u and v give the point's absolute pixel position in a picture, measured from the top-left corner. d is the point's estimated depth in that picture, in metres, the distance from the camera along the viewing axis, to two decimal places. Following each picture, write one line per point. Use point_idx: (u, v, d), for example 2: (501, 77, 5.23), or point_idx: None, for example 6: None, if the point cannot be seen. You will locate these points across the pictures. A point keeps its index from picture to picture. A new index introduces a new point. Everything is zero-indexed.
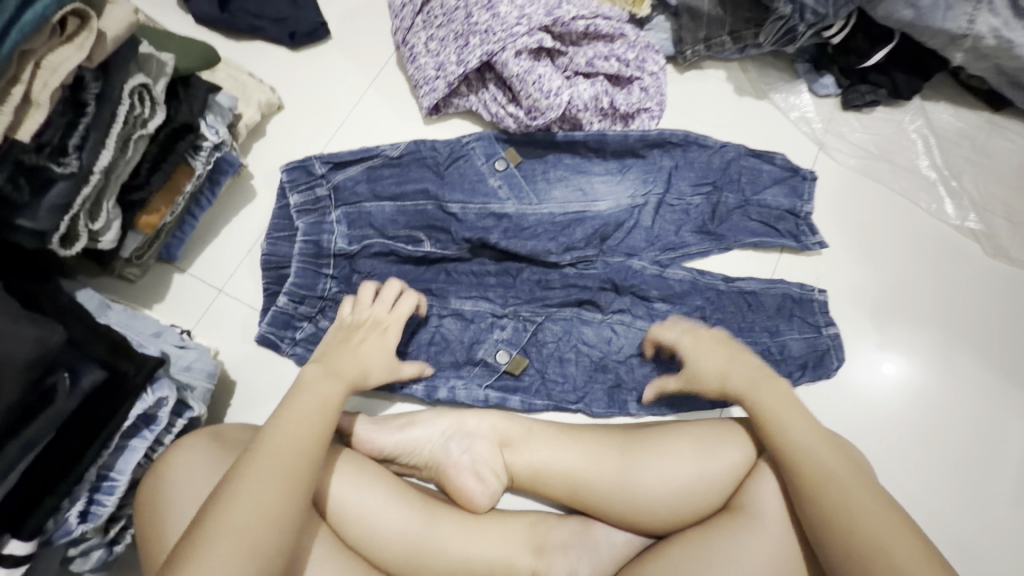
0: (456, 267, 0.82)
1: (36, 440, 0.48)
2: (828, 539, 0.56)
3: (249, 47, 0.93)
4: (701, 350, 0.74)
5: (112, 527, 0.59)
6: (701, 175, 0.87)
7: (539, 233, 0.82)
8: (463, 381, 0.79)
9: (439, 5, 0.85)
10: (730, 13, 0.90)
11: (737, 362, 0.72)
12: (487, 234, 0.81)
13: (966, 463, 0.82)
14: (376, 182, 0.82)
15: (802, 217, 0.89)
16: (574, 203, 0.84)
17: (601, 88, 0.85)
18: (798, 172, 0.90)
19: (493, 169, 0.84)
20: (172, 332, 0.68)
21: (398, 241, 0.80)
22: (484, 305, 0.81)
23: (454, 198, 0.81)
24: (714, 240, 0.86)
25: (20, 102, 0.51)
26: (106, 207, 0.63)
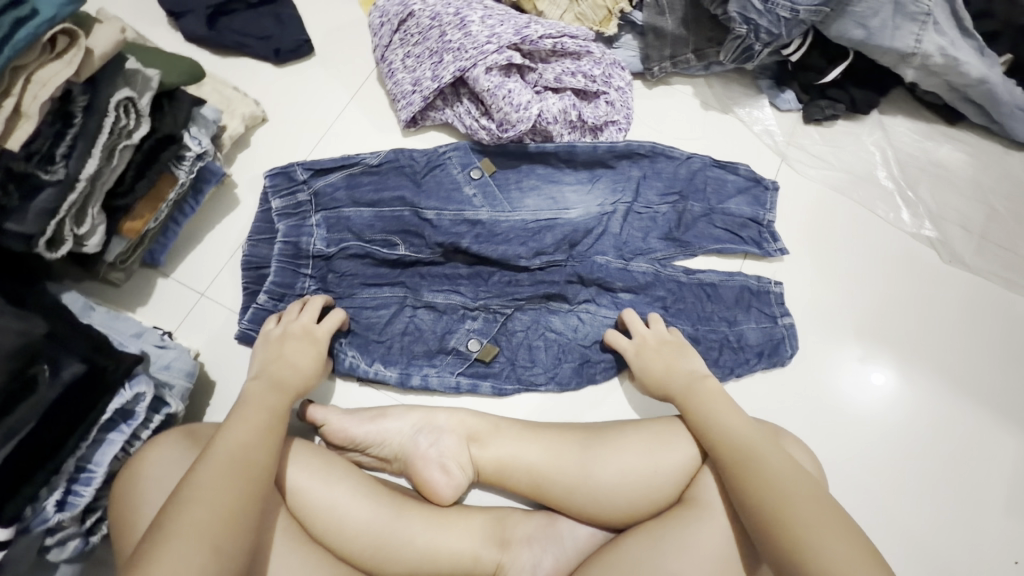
0: (429, 270, 0.85)
1: (18, 427, 0.51)
2: (754, 520, 0.60)
3: (235, 62, 0.97)
4: (659, 355, 0.79)
5: (89, 517, 0.61)
6: (666, 186, 0.91)
7: (511, 238, 0.86)
8: (436, 369, 0.82)
9: (415, 24, 0.89)
10: (693, 33, 0.94)
11: (676, 367, 0.77)
12: (460, 239, 0.84)
13: (927, 464, 0.85)
14: (355, 189, 0.85)
15: (764, 225, 0.93)
16: (545, 211, 0.88)
17: (570, 103, 0.90)
18: (761, 182, 0.95)
19: (468, 177, 0.87)
20: (153, 333, 0.71)
21: (374, 244, 0.84)
22: (456, 299, 0.85)
23: (430, 205, 0.85)
24: (680, 246, 0.90)
25: (11, 114, 0.55)
26: (92, 213, 0.66)
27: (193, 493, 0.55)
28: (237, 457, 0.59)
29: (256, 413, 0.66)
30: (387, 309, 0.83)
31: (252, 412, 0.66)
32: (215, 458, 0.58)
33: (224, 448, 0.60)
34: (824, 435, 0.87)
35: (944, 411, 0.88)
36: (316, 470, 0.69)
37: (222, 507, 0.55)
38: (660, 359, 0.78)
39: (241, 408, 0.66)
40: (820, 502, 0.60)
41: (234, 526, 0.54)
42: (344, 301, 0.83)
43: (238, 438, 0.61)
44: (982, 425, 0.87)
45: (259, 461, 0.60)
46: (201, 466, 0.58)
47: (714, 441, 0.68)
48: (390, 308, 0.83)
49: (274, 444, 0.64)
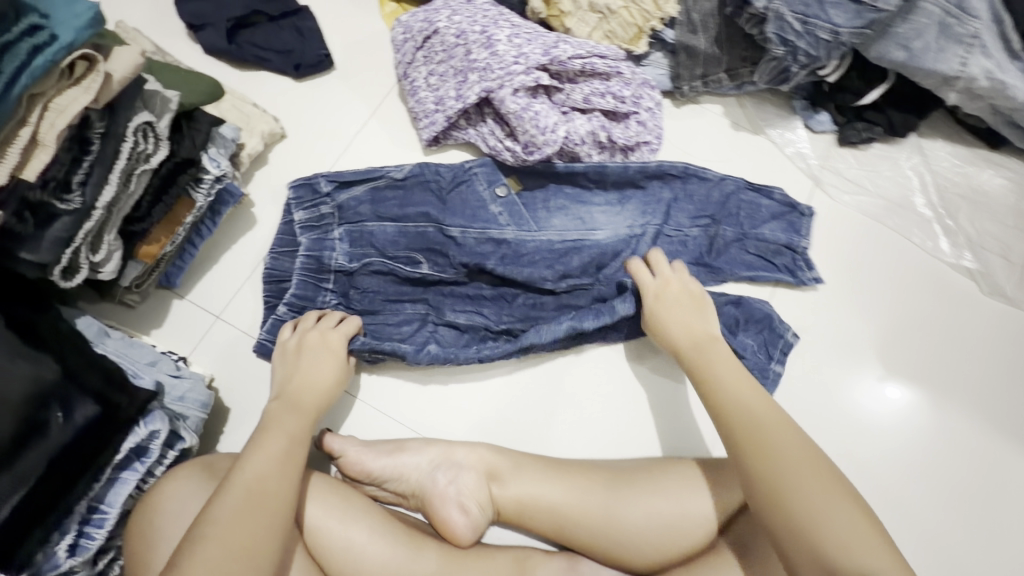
0: (452, 290, 0.83)
1: (30, 473, 0.49)
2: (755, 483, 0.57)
3: (255, 76, 0.95)
4: (676, 314, 0.76)
5: (101, 558, 0.59)
6: (697, 209, 0.88)
7: (537, 260, 0.83)
8: (444, 343, 0.82)
9: (439, 41, 0.87)
10: (726, 52, 0.91)
11: (689, 319, 0.75)
12: (485, 260, 0.82)
13: (951, 497, 0.82)
14: (380, 204, 0.83)
15: (800, 252, 0.89)
16: (572, 232, 0.85)
17: (598, 124, 0.87)
18: (796, 208, 0.91)
19: (494, 195, 0.85)
20: (168, 361, 0.69)
21: (397, 261, 0.81)
22: (478, 319, 0.83)
23: (454, 223, 0.83)
24: (710, 272, 0.87)
25: (28, 143, 0.53)
26: (108, 240, 0.65)
27: (204, 533, 0.53)
28: (254, 494, 0.57)
29: (278, 443, 0.63)
30: (411, 325, 0.81)
31: (274, 442, 0.63)
32: (233, 496, 0.56)
33: (240, 482, 0.58)
34: (842, 451, 0.85)
35: (975, 443, 0.85)
36: (333, 508, 0.67)
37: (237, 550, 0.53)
38: (677, 311, 0.75)
39: (263, 434, 0.64)
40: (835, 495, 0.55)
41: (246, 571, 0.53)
42: (367, 319, 0.81)
43: (258, 473, 0.59)
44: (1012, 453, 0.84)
45: (278, 499, 0.58)
46: (220, 502, 0.56)
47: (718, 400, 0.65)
48: (412, 325, 0.81)
49: (294, 481, 0.61)
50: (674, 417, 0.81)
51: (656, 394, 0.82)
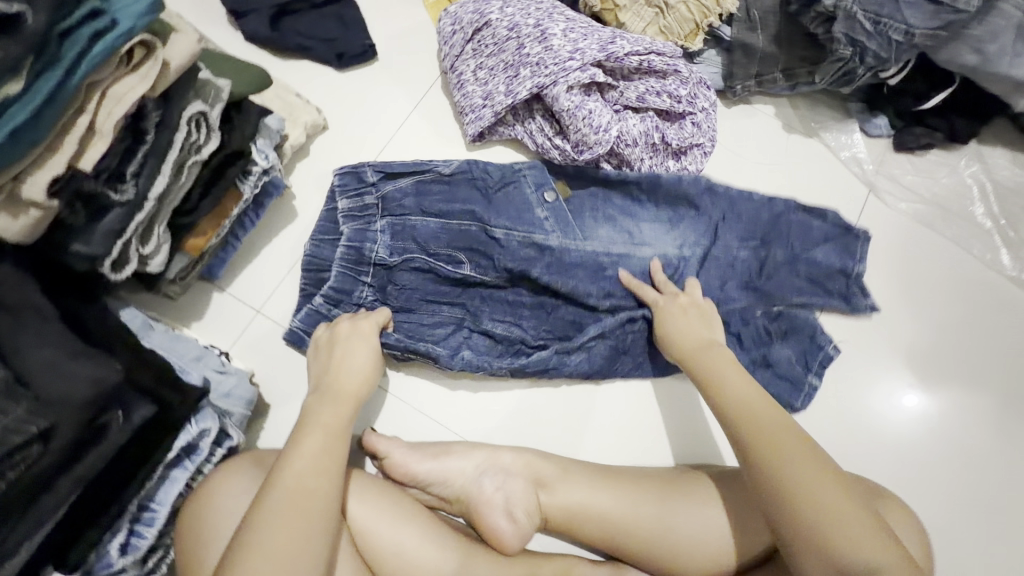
0: (492, 293, 0.81)
1: (87, 475, 0.45)
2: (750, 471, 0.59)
3: (296, 66, 0.92)
4: (681, 319, 0.76)
5: (150, 557, 0.57)
6: (748, 229, 0.85)
7: (581, 272, 0.81)
8: (477, 350, 0.80)
9: (490, 34, 0.84)
10: (785, 51, 0.88)
11: (692, 329, 0.75)
12: (530, 266, 0.79)
13: (1000, 517, 0.81)
14: (424, 197, 0.80)
15: (853, 277, 0.86)
16: (619, 244, 0.82)
17: (652, 124, 0.84)
18: (851, 231, 0.87)
19: (541, 199, 0.82)
20: (213, 356, 0.68)
21: (439, 259, 0.79)
22: (516, 332, 0.80)
23: (500, 223, 0.79)
24: (761, 296, 0.84)
25: (85, 131, 0.51)
26: (158, 232, 0.63)
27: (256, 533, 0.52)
28: (297, 493, 0.55)
29: (318, 438, 0.61)
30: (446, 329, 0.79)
31: (314, 438, 0.61)
32: (278, 495, 0.55)
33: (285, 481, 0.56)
34: (892, 471, 0.82)
35: (1013, 460, 0.83)
36: (382, 512, 0.66)
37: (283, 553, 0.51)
38: (682, 320, 0.76)
39: (301, 430, 0.62)
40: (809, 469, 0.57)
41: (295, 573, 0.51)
42: (401, 316, 0.79)
43: (300, 471, 0.57)
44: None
45: (322, 499, 0.56)
46: (264, 502, 0.54)
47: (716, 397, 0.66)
48: (448, 329, 0.80)
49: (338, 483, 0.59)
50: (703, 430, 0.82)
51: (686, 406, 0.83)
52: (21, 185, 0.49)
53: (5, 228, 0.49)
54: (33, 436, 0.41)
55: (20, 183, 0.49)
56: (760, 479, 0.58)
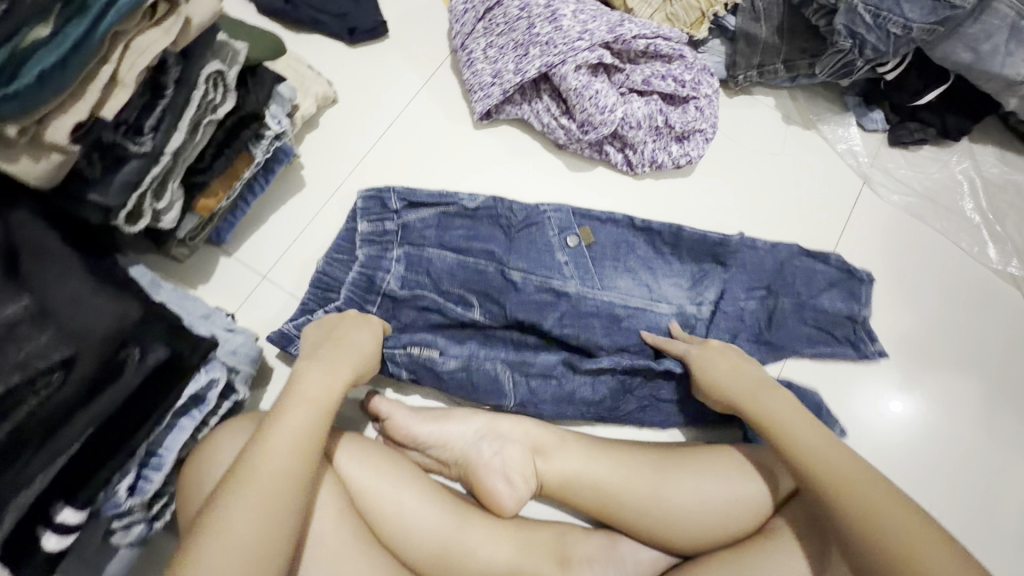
0: (495, 332, 0.79)
1: (101, 416, 0.49)
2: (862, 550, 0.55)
3: (308, 39, 0.93)
4: (715, 357, 0.74)
5: (156, 503, 0.58)
6: (762, 283, 0.83)
7: (596, 323, 0.79)
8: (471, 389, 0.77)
9: (501, 13, 0.86)
10: (786, 42, 0.90)
11: (738, 376, 0.72)
12: (542, 314, 0.78)
13: (988, 501, 0.83)
14: (445, 232, 0.80)
15: (859, 323, 0.85)
16: (636, 297, 0.81)
17: (656, 108, 0.86)
18: (855, 274, 0.86)
19: (563, 243, 0.81)
20: (221, 315, 0.69)
21: (450, 299, 0.78)
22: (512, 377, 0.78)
23: (517, 266, 0.79)
24: (769, 347, 0.83)
25: (107, 81, 0.52)
26: (172, 187, 0.64)
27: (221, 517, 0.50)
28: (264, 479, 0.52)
29: (298, 422, 0.57)
30: (457, 359, 0.77)
31: (292, 419, 0.58)
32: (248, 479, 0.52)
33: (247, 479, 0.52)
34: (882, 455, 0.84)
35: (997, 446, 0.85)
36: (384, 472, 0.67)
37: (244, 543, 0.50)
38: (721, 363, 0.73)
39: (280, 409, 0.58)
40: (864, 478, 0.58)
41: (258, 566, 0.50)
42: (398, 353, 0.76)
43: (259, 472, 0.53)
44: (1019, 455, 0.85)
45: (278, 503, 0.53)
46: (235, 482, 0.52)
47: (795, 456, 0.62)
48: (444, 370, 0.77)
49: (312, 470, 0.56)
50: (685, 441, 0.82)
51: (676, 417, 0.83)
52: (43, 130, 0.50)
53: (29, 170, 0.51)
54: None
55: (43, 128, 0.50)
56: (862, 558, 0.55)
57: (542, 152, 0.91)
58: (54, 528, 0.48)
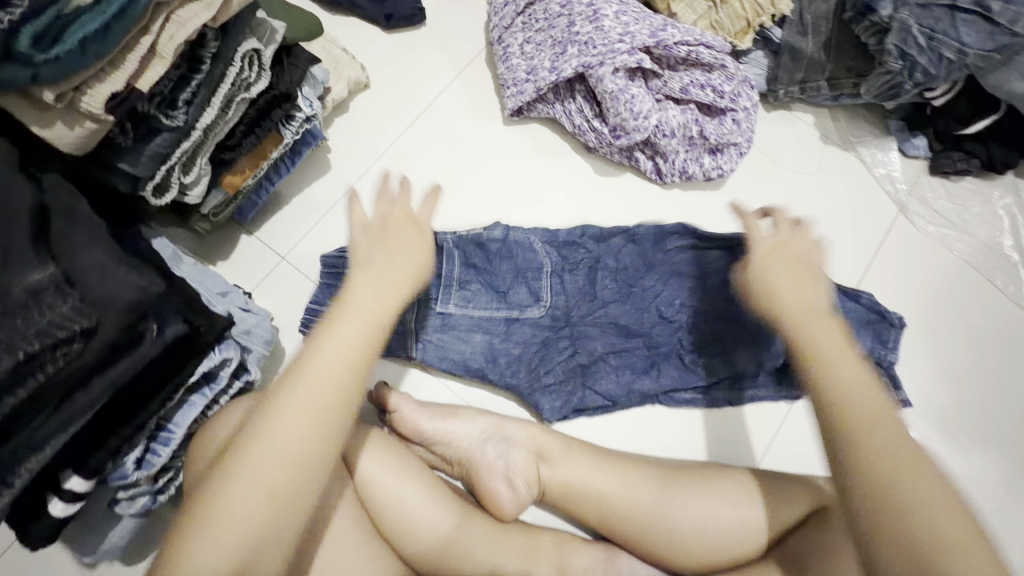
0: (523, 263, 0.80)
1: (119, 382, 0.45)
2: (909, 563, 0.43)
3: (344, 22, 0.92)
4: (778, 262, 0.60)
5: (161, 476, 0.59)
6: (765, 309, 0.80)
7: (582, 306, 0.80)
8: (530, 290, 0.79)
9: (543, 9, 0.85)
10: (833, 59, 0.87)
11: (820, 308, 0.57)
12: (549, 267, 0.80)
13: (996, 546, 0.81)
14: (464, 251, 0.79)
15: (886, 367, 0.81)
16: (600, 277, 0.81)
17: (692, 117, 0.84)
18: (886, 316, 0.82)
19: (543, 238, 0.82)
20: (238, 294, 0.69)
21: (478, 267, 0.79)
22: (556, 283, 0.80)
23: (519, 239, 0.81)
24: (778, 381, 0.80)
25: (147, 52, 0.52)
26: (200, 163, 0.64)
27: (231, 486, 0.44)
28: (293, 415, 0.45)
29: (343, 354, 0.48)
30: (496, 228, 0.81)
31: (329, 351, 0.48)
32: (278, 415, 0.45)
33: (266, 452, 0.44)
34: None
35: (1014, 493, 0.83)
36: (389, 466, 0.67)
37: (269, 485, 0.44)
38: (786, 274, 0.59)
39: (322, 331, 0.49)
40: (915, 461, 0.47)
41: (267, 531, 0.44)
42: (457, 317, 0.77)
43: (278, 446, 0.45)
44: None
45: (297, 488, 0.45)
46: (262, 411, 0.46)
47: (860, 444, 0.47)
48: (499, 325, 0.78)
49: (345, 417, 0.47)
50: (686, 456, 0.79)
51: (665, 424, 0.80)
52: (80, 97, 0.49)
53: (61, 136, 0.51)
54: (73, 335, 0.42)
55: (79, 95, 0.49)
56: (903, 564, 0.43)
57: (571, 155, 0.90)
58: (61, 495, 0.50)
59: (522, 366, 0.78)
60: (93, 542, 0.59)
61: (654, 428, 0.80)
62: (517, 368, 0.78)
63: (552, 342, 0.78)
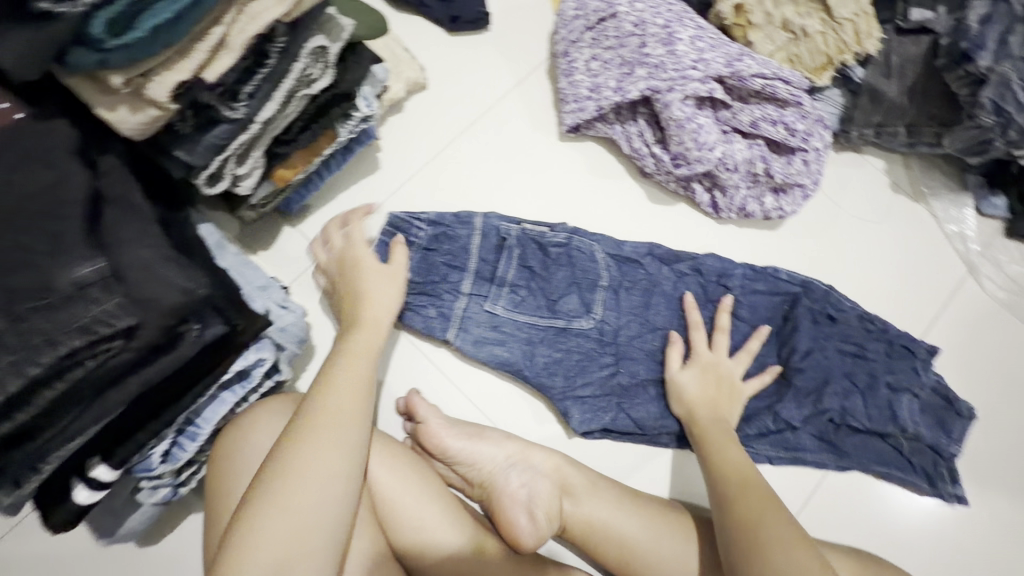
0: (580, 266, 0.77)
1: (153, 380, 0.45)
2: (737, 533, 0.59)
3: (407, 20, 0.90)
4: (700, 375, 0.73)
5: (185, 470, 0.58)
6: (816, 377, 0.75)
7: (632, 329, 0.77)
8: (580, 300, 0.76)
9: (614, 26, 0.81)
10: (916, 106, 0.82)
11: (716, 401, 0.71)
12: (600, 279, 0.77)
13: None
14: (525, 250, 0.77)
15: (944, 458, 0.76)
16: (656, 297, 0.78)
17: (758, 153, 0.80)
18: (953, 404, 0.77)
19: (606, 254, 0.79)
20: (278, 290, 0.67)
21: (534, 267, 0.76)
22: (604, 296, 0.77)
23: (583, 244, 0.78)
24: (834, 453, 0.75)
25: (216, 43, 0.50)
26: (255, 156, 0.63)
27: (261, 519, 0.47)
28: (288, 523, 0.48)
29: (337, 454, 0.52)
30: (562, 233, 0.78)
31: (327, 450, 0.52)
32: (276, 518, 0.47)
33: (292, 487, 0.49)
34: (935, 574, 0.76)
35: None
36: (412, 482, 0.65)
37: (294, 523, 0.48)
38: (705, 388, 0.72)
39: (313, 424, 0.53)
40: (755, 489, 0.62)
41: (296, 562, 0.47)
42: (500, 318, 0.74)
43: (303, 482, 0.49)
44: None
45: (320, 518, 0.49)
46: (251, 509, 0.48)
47: (721, 470, 0.65)
48: (547, 331, 0.75)
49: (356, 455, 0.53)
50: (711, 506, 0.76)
51: (697, 470, 0.77)
52: (146, 84, 0.48)
53: (124, 121, 0.50)
54: (116, 332, 0.40)
55: (146, 81, 0.48)
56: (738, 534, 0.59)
57: (625, 178, 0.87)
58: (87, 483, 0.49)
59: (559, 370, 0.74)
60: (112, 526, 0.59)
61: (683, 474, 0.76)
62: (554, 371, 0.74)
63: (594, 355, 0.75)
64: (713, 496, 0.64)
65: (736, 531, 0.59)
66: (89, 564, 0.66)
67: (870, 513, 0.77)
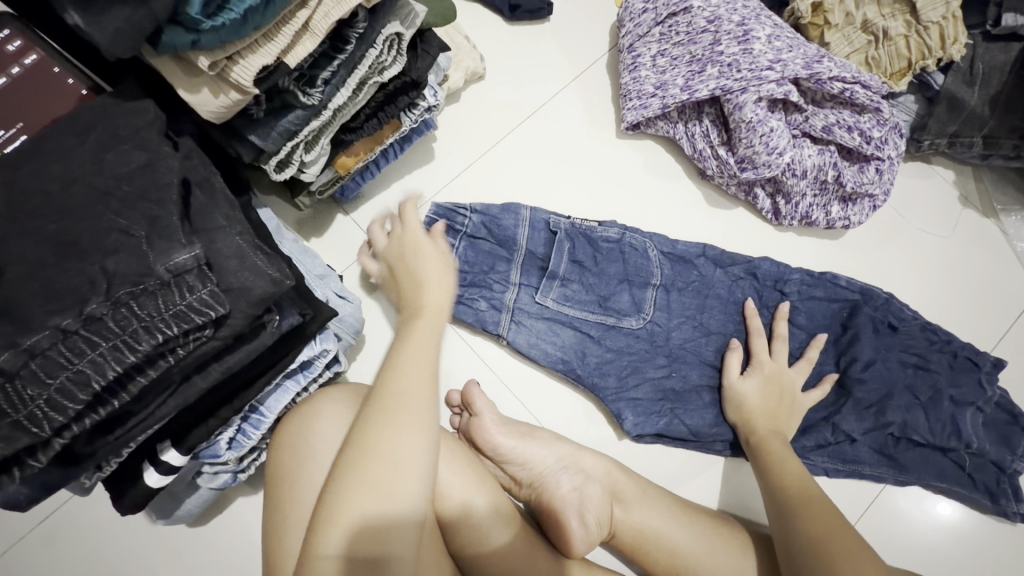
0: (633, 262, 0.76)
1: (234, 369, 0.45)
2: (801, 545, 0.57)
3: (466, 6, 0.88)
4: (760, 387, 0.71)
5: (247, 456, 0.60)
6: (879, 390, 0.73)
7: (687, 335, 0.75)
8: (632, 296, 0.75)
9: (686, 21, 0.79)
10: (998, 115, 0.78)
11: (774, 415, 0.70)
12: (651, 278, 0.76)
13: None
14: (577, 248, 0.74)
15: (1008, 475, 0.74)
16: (712, 303, 0.76)
17: (830, 160, 0.77)
18: (1019, 420, 0.75)
19: (659, 253, 0.77)
20: (335, 279, 0.66)
21: (586, 261, 0.75)
22: (660, 299, 0.76)
23: (637, 240, 0.77)
24: (893, 467, 0.74)
25: (301, 27, 0.49)
26: (322, 143, 0.62)
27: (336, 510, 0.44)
28: (375, 535, 0.45)
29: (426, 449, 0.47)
30: (616, 228, 0.76)
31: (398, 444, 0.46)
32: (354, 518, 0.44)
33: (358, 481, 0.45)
34: None
35: None
36: (467, 478, 0.64)
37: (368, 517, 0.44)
38: (766, 401, 0.70)
39: (373, 451, 0.45)
40: (818, 505, 0.60)
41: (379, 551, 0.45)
42: (549, 314, 0.73)
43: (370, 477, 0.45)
44: None
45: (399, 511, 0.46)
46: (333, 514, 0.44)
47: (781, 480, 0.64)
48: (597, 329, 0.74)
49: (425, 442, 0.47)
50: (762, 517, 0.75)
51: (746, 479, 0.76)
52: (231, 67, 0.47)
53: (206, 104, 0.49)
54: (206, 322, 0.40)
55: (232, 64, 0.47)
56: (803, 547, 0.56)
57: (682, 178, 0.85)
58: (156, 467, 0.49)
59: (611, 370, 0.73)
60: (169, 507, 0.60)
61: (734, 482, 0.76)
62: (607, 372, 0.73)
63: (646, 358, 0.74)
64: (770, 507, 0.63)
65: (800, 543, 0.57)
66: (143, 538, 0.67)
67: (925, 526, 0.76)
